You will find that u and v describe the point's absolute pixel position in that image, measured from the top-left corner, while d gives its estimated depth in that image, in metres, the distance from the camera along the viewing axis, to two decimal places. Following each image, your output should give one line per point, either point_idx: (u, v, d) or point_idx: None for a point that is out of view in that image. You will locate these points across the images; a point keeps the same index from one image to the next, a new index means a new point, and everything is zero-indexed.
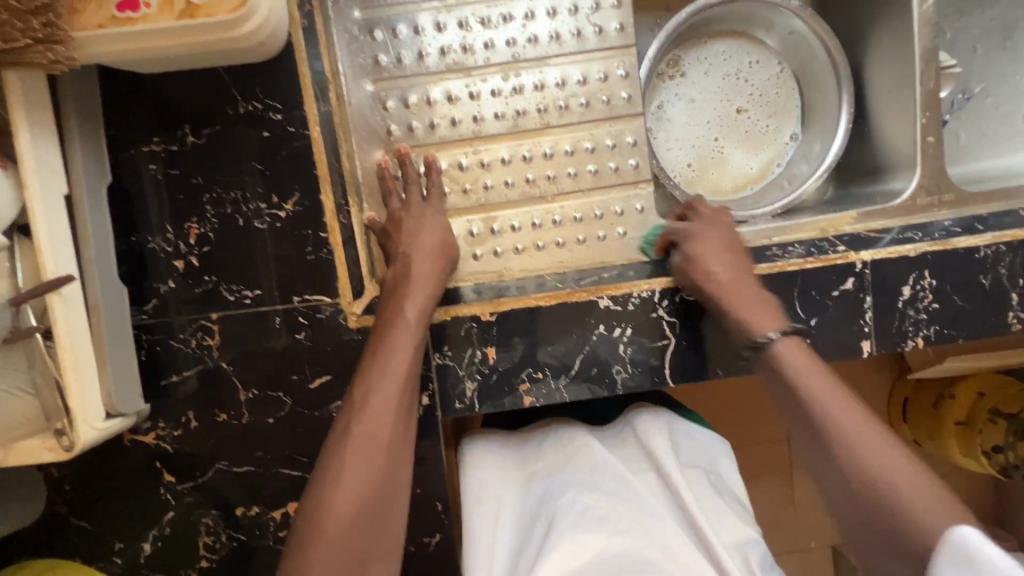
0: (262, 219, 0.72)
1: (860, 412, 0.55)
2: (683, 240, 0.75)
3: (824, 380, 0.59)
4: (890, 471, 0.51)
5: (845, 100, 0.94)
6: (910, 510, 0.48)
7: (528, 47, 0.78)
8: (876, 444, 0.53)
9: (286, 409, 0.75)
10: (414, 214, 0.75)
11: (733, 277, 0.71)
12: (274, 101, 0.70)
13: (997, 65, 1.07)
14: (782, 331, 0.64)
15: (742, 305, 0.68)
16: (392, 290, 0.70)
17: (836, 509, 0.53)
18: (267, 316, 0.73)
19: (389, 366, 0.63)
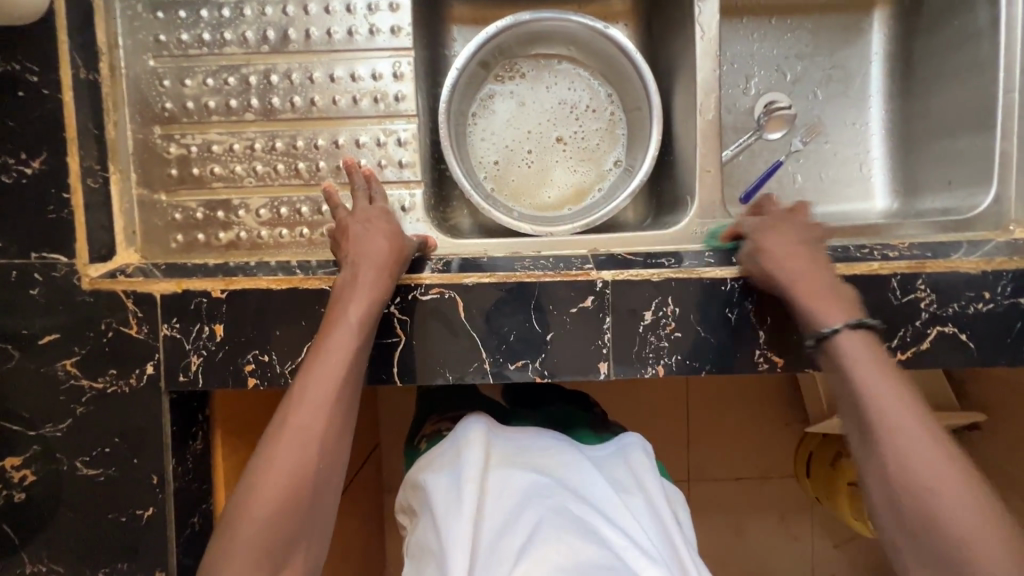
0: (6, 174, 0.74)
1: (922, 421, 0.56)
2: (756, 236, 0.74)
3: (892, 382, 0.59)
4: (926, 482, 0.53)
5: (653, 146, 0.92)
6: (956, 532, 0.51)
7: (306, 41, 0.81)
8: (934, 459, 0.54)
9: (13, 361, 0.76)
10: (360, 218, 0.74)
11: (805, 266, 0.69)
12: (31, 64, 0.73)
13: (837, 111, 1.06)
14: (852, 324, 0.63)
15: (813, 295, 0.66)
16: (337, 294, 0.70)
17: (882, 510, 0.56)
18: (4, 268, 0.75)
19: (326, 366, 0.64)
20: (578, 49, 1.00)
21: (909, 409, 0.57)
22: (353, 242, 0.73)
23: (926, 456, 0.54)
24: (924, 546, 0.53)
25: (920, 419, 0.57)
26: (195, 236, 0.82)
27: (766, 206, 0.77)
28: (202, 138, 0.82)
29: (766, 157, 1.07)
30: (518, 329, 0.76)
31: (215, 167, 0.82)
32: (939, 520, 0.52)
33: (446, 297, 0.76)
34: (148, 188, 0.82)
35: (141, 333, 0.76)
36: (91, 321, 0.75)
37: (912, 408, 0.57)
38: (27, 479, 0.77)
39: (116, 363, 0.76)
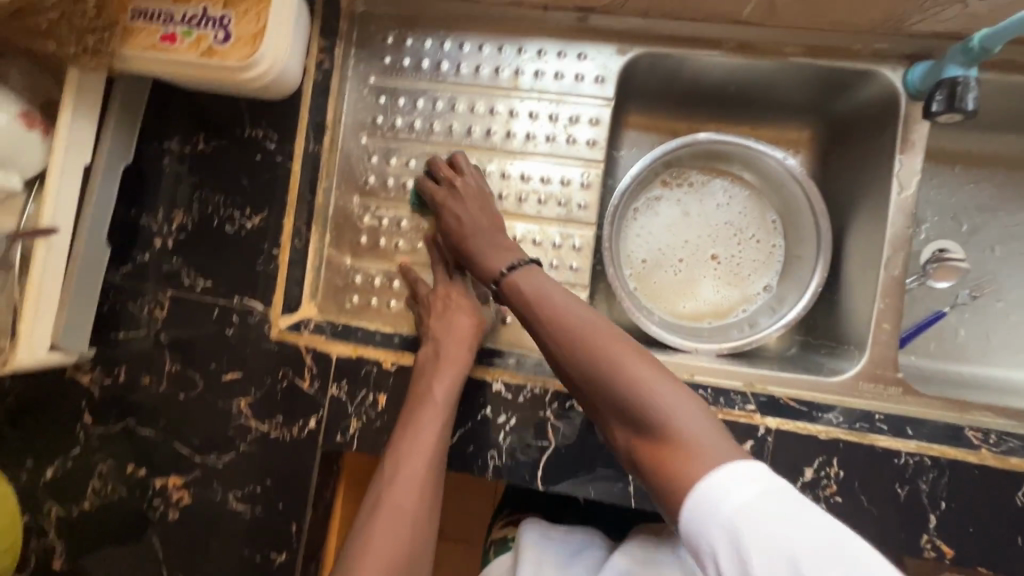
0: (231, 224, 0.83)
1: (593, 318, 0.66)
2: (442, 191, 0.82)
3: (562, 299, 0.69)
4: (630, 376, 0.61)
5: (815, 282, 0.91)
6: (642, 400, 0.60)
7: (505, 141, 0.86)
8: (608, 348, 0.63)
9: (196, 390, 0.83)
10: (440, 294, 0.83)
11: (481, 235, 0.79)
12: (274, 134, 0.83)
13: (1016, 271, 1.00)
14: (515, 263, 0.75)
15: (488, 252, 0.78)
16: (422, 367, 0.78)
17: (589, 400, 0.66)
18: (208, 306, 0.83)
19: (417, 441, 0.73)
20: (750, 172, 1.00)
21: (589, 321, 0.66)
22: (436, 318, 0.81)
23: (598, 343, 0.64)
24: (622, 417, 0.62)
25: (598, 326, 0.66)
26: (369, 300, 0.88)
27: (438, 170, 0.84)
28: (394, 213, 0.88)
29: (927, 304, 1.02)
30: None
31: (400, 242, 0.88)
32: (623, 395, 0.61)
33: None
34: (337, 250, 0.89)
35: (311, 387, 0.81)
36: (269, 368, 0.82)
37: (586, 317, 0.67)
38: (183, 500, 0.83)
39: (284, 410, 0.81)
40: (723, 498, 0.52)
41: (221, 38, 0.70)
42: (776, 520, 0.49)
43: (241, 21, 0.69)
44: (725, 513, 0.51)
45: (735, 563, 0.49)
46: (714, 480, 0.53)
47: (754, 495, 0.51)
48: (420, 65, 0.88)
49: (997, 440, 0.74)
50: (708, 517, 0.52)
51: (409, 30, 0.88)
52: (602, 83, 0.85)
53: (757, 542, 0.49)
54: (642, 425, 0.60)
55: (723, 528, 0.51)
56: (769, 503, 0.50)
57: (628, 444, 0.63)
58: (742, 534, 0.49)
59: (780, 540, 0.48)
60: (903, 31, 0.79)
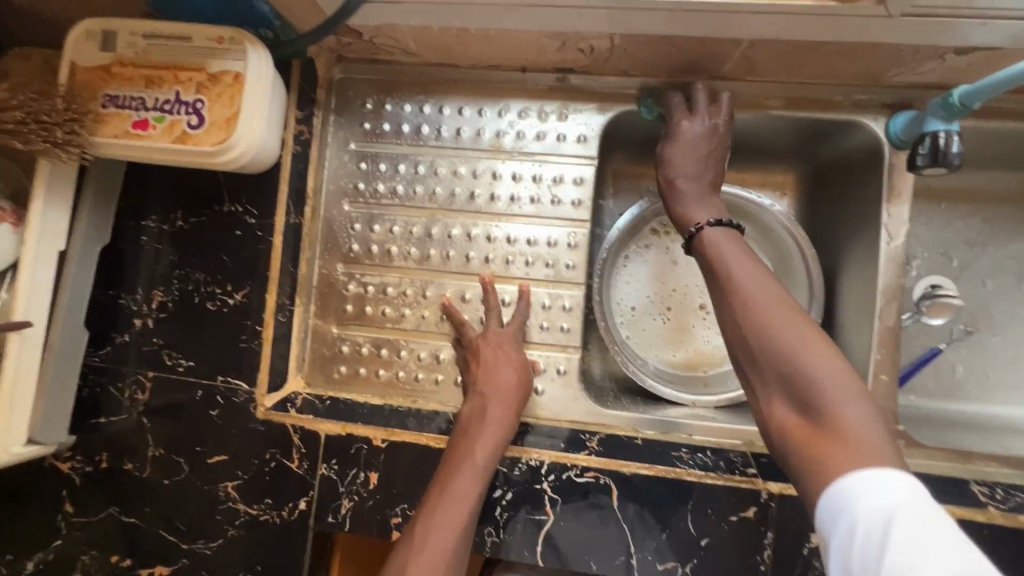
0: (213, 301, 0.81)
1: (779, 292, 0.60)
2: (685, 115, 0.78)
3: (746, 266, 0.63)
4: (793, 350, 0.55)
5: (810, 327, 0.90)
6: (816, 378, 0.53)
7: (491, 203, 0.85)
8: (789, 319, 0.57)
9: (181, 475, 0.80)
10: (492, 342, 0.79)
11: (698, 184, 0.76)
12: (253, 208, 0.81)
13: (1010, 305, 1.00)
14: (720, 220, 0.70)
15: (697, 199, 0.74)
16: (467, 426, 0.72)
17: (746, 359, 0.59)
18: (192, 387, 0.81)
19: (449, 509, 0.65)
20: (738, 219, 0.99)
21: (768, 288, 0.60)
22: (485, 371, 0.77)
23: (780, 313, 0.58)
24: (784, 386, 0.55)
25: (779, 293, 0.60)
26: (357, 370, 0.86)
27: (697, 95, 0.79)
28: (380, 280, 0.87)
29: (923, 341, 1.01)
30: (670, 528, 0.73)
31: (386, 309, 0.86)
32: (792, 365, 0.54)
33: (601, 483, 0.75)
34: (323, 320, 0.87)
35: (301, 468, 0.78)
36: (256, 449, 0.79)
37: (765, 283, 0.61)
38: None
39: (273, 492, 0.79)
40: (874, 492, 0.45)
41: (195, 123, 0.68)
42: (937, 530, 0.41)
43: (215, 106, 0.68)
44: (871, 507, 0.44)
45: (865, 555, 0.42)
46: (880, 478, 0.45)
47: (917, 504, 0.43)
48: (400, 130, 0.87)
49: (1003, 496, 0.72)
50: (849, 506, 0.46)
51: (387, 95, 0.87)
52: (585, 141, 0.85)
53: (901, 539, 0.41)
54: (806, 403, 0.53)
55: (863, 519, 0.44)
56: (935, 518, 0.42)
57: (780, 419, 0.55)
58: (883, 527, 0.43)
59: (932, 546, 0.40)
60: (881, 83, 0.79)
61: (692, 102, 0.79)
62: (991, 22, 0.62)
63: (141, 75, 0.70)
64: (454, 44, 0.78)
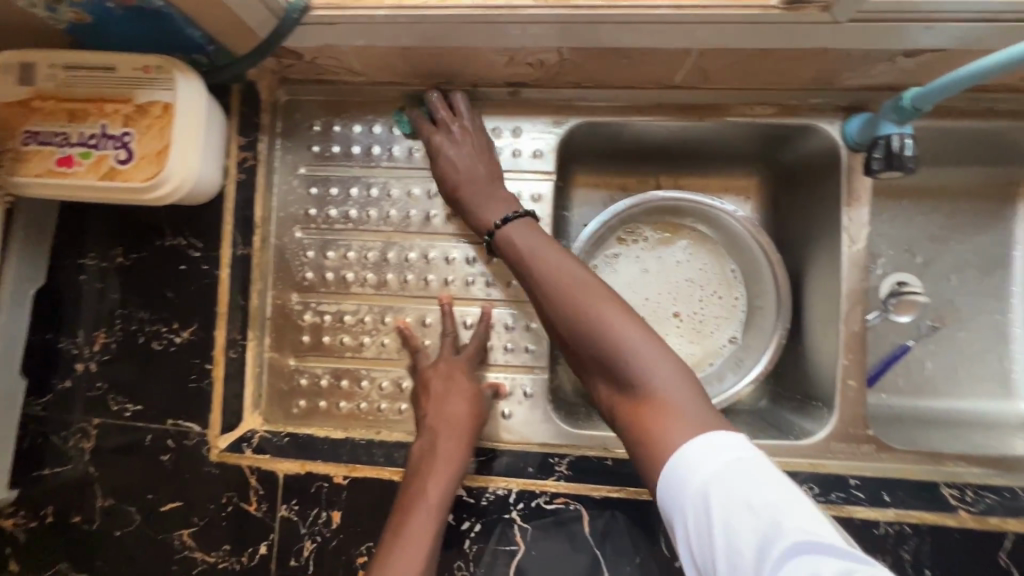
0: (158, 341, 0.77)
1: (579, 273, 0.62)
2: (435, 128, 0.79)
3: (545, 253, 0.65)
4: (598, 331, 0.57)
5: (780, 332, 0.89)
6: (623, 354, 0.56)
7: (447, 224, 0.83)
8: (590, 299, 0.59)
9: (133, 525, 0.77)
10: (442, 372, 0.76)
11: (480, 186, 0.76)
12: (197, 241, 0.77)
13: (972, 298, 1.00)
14: (510, 215, 0.72)
15: (483, 199, 0.75)
16: (416, 467, 0.69)
17: (567, 347, 0.61)
18: (140, 432, 0.77)
19: (403, 561, 0.61)
20: (704, 227, 0.98)
21: (568, 272, 0.63)
22: (434, 404, 0.73)
23: (584, 294, 0.60)
24: (600, 368, 0.58)
25: (576, 275, 0.62)
26: (317, 403, 0.83)
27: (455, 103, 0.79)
28: (336, 308, 0.83)
29: (893, 338, 1.00)
30: (644, 551, 0.72)
31: (345, 338, 0.83)
32: (598, 347, 0.57)
33: (571, 508, 0.73)
34: (279, 352, 0.84)
35: (259, 511, 0.75)
36: (212, 494, 0.76)
37: (565, 269, 0.63)
38: None
39: (231, 538, 0.75)
40: (693, 467, 0.47)
41: (124, 159, 0.65)
42: (746, 489, 0.45)
43: (144, 139, 0.65)
44: (694, 486, 0.47)
45: (701, 539, 0.45)
46: (687, 443, 0.49)
47: (725, 464, 0.46)
48: (351, 152, 0.84)
49: (973, 498, 0.72)
50: (677, 491, 0.48)
51: (336, 115, 0.84)
52: (541, 156, 0.83)
53: (723, 516, 0.44)
54: (619, 379, 0.56)
55: (690, 503, 0.46)
56: (740, 472, 0.45)
57: (606, 398, 0.58)
58: (707, 506, 0.45)
59: (745, 511, 0.44)
60: (836, 86, 0.78)
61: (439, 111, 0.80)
62: (937, 26, 0.61)
63: (64, 109, 0.66)
64: (398, 62, 0.75)
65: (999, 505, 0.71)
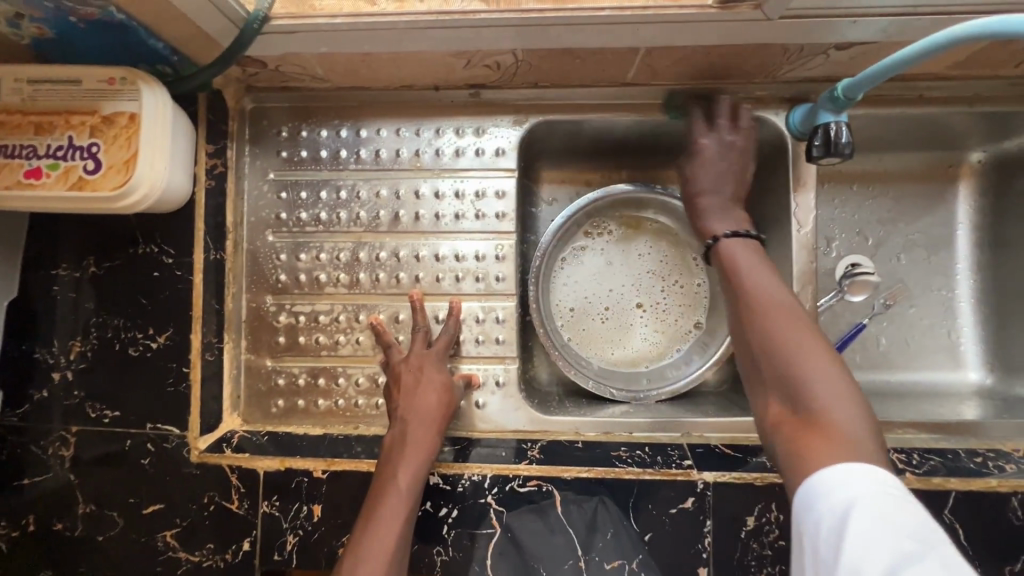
0: (135, 347, 0.79)
1: (783, 295, 0.60)
2: (704, 129, 0.80)
3: (760, 269, 0.64)
4: (788, 352, 0.56)
5: None
6: (810, 380, 0.54)
7: (418, 223, 0.86)
8: (792, 324, 0.58)
9: (116, 529, 0.78)
10: (413, 364, 0.78)
11: (716, 193, 0.76)
12: (169, 247, 0.79)
13: (922, 276, 1.04)
14: (738, 231, 0.70)
15: (717, 208, 0.75)
16: (388, 455, 0.71)
17: (751, 357, 0.59)
18: (120, 437, 0.78)
19: (376, 541, 0.64)
20: (666, 217, 1.01)
21: (784, 295, 0.61)
22: (406, 395, 0.76)
23: (787, 316, 0.58)
24: (778, 385, 0.56)
25: (788, 300, 0.60)
26: (295, 402, 0.85)
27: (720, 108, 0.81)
28: (310, 308, 0.86)
29: (848, 317, 1.04)
30: (615, 527, 0.75)
31: (320, 337, 0.85)
32: (787, 364, 0.55)
33: (544, 490, 0.76)
34: (255, 354, 0.86)
35: (241, 508, 0.77)
36: (194, 494, 0.77)
37: (783, 290, 0.61)
38: None
39: (214, 537, 0.77)
40: (837, 484, 0.46)
41: (91, 168, 0.66)
42: (895, 519, 0.42)
43: (112, 148, 0.67)
44: (835, 502, 0.45)
45: (830, 550, 0.43)
46: (842, 471, 0.47)
47: (876, 493, 0.44)
48: (319, 156, 0.86)
49: (919, 461, 0.77)
50: (814, 503, 0.47)
51: (303, 121, 0.87)
52: (503, 154, 0.86)
53: (860, 532, 0.42)
54: (797, 400, 0.54)
55: (826, 515, 0.45)
56: (891, 503, 0.43)
57: (773, 415, 0.56)
58: (844, 521, 0.44)
59: (883, 534, 0.41)
60: (778, 79, 0.82)
61: (713, 115, 0.82)
62: (861, 20, 0.66)
63: (31, 122, 0.67)
64: (360, 66, 0.78)
65: (942, 465, 0.76)
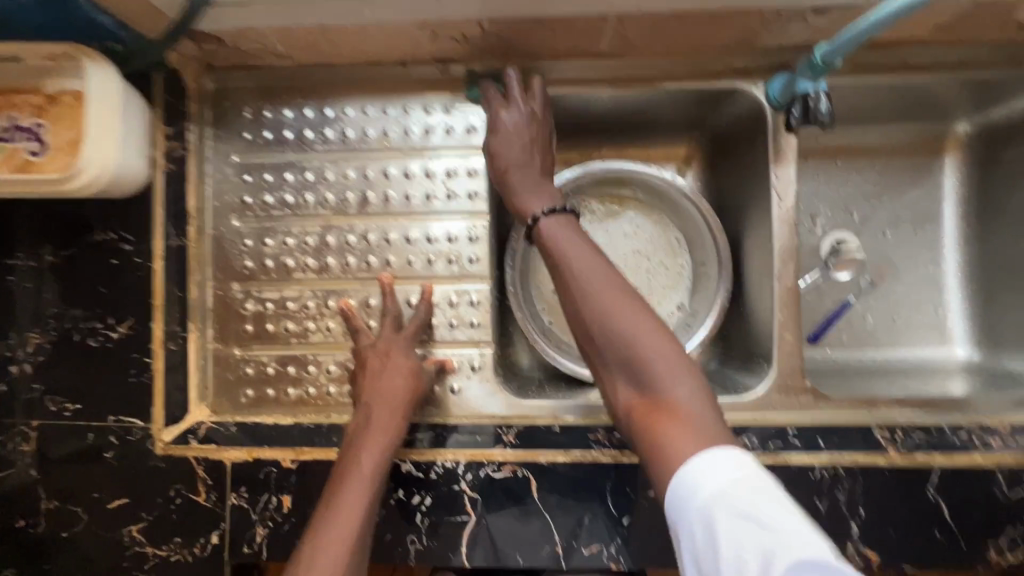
0: (95, 337, 0.76)
1: (613, 274, 0.59)
2: (499, 104, 0.77)
3: (582, 248, 0.61)
4: (625, 338, 0.55)
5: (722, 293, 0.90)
6: (648, 363, 0.54)
7: (387, 204, 0.83)
8: (620, 308, 0.57)
9: (80, 525, 0.76)
10: (379, 349, 0.76)
11: (524, 164, 0.74)
12: (128, 234, 0.76)
13: (907, 252, 1.02)
14: (553, 208, 0.67)
15: (526, 184, 0.72)
16: (351, 440, 0.70)
17: (593, 348, 0.58)
18: (82, 430, 0.76)
19: (335, 525, 0.62)
20: (649, 196, 0.98)
21: (605, 274, 0.59)
22: (370, 379, 0.74)
23: (614, 299, 0.57)
24: (621, 371, 0.56)
25: (612, 280, 0.59)
26: (265, 391, 0.81)
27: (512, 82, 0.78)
28: (278, 295, 0.83)
29: (833, 296, 1.02)
30: (591, 510, 0.74)
31: (289, 324, 0.83)
32: (626, 352, 0.55)
33: (518, 475, 0.74)
34: (222, 343, 0.82)
35: (209, 501, 0.75)
36: (160, 487, 0.75)
37: (607, 270, 0.59)
38: None
39: (182, 530, 0.75)
40: (701, 483, 0.47)
41: (37, 150, 0.64)
42: (752, 506, 0.44)
43: (57, 129, 0.64)
44: (701, 504, 0.46)
45: (708, 556, 0.44)
46: (696, 462, 0.48)
47: (732, 483, 0.46)
48: (283, 137, 0.83)
49: (903, 438, 0.76)
50: (684, 505, 0.47)
51: (266, 101, 0.84)
52: (474, 132, 0.83)
53: (730, 533, 0.44)
54: (643, 385, 0.54)
55: (695, 525, 0.46)
56: (747, 489, 0.45)
57: (624, 400, 0.56)
58: (715, 525, 0.44)
59: (749, 529, 0.43)
60: (756, 47, 0.80)
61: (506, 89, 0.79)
62: None
63: None
64: (321, 41, 0.75)
65: (926, 442, 0.75)
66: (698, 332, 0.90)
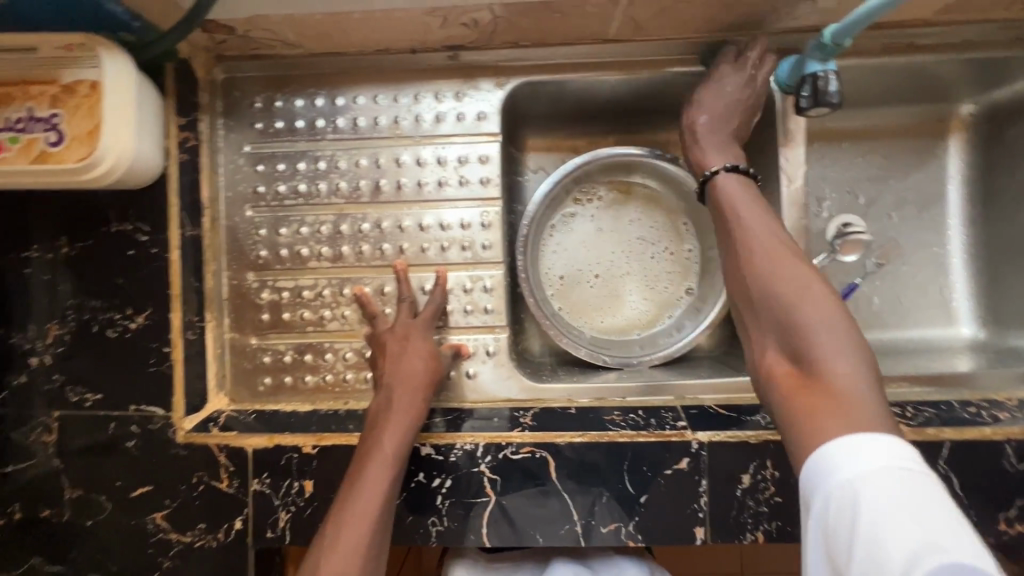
0: (113, 328, 0.77)
1: (781, 240, 0.62)
2: (731, 65, 0.79)
3: (758, 214, 0.66)
4: (800, 310, 0.56)
5: None
6: (808, 331, 0.55)
7: (399, 191, 0.83)
8: (788, 274, 0.59)
9: (105, 513, 0.76)
10: (397, 333, 0.77)
11: (721, 125, 0.78)
12: (143, 224, 0.76)
13: (914, 233, 1.03)
14: (736, 165, 0.72)
15: (713, 142, 0.77)
16: (374, 419, 0.70)
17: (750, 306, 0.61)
18: (103, 421, 0.77)
19: (359, 504, 0.64)
20: (657, 182, 0.99)
21: (777, 241, 0.62)
22: (393, 361, 0.75)
23: (782, 264, 0.60)
24: (777, 332, 0.57)
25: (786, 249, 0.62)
26: (282, 379, 0.83)
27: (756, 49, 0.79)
28: (293, 284, 0.84)
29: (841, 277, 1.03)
30: (610, 489, 0.74)
31: (305, 312, 0.83)
32: (787, 316, 0.56)
33: (537, 456, 0.75)
34: (240, 332, 0.84)
35: (231, 487, 0.75)
36: (182, 475, 0.76)
37: (784, 240, 0.62)
38: None
39: (205, 516, 0.76)
40: (846, 461, 0.45)
41: (53, 140, 0.64)
42: (902, 499, 0.42)
43: (74, 119, 0.64)
44: (841, 481, 0.45)
45: (840, 534, 0.43)
46: (850, 443, 0.46)
47: (882, 470, 0.44)
48: (294, 126, 0.84)
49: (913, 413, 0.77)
50: (820, 479, 0.46)
51: (277, 91, 0.84)
52: (485, 118, 0.83)
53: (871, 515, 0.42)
54: (795, 351, 0.55)
55: (830, 498, 0.45)
56: (898, 482, 0.42)
57: (769, 362, 0.57)
58: (852, 503, 0.43)
59: (894, 518, 0.41)
60: (765, 30, 0.80)
61: (746, 50, 0.80)
62: None
63: None
64: (332, 30, 0.75)
65: (936, 417, 0.76)
66: (704, 317, 0.93)
